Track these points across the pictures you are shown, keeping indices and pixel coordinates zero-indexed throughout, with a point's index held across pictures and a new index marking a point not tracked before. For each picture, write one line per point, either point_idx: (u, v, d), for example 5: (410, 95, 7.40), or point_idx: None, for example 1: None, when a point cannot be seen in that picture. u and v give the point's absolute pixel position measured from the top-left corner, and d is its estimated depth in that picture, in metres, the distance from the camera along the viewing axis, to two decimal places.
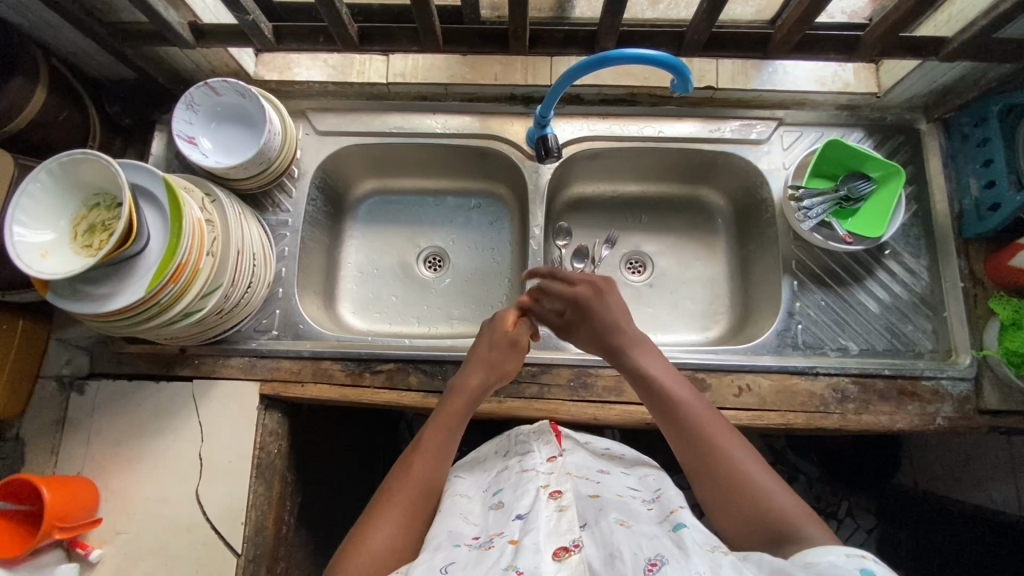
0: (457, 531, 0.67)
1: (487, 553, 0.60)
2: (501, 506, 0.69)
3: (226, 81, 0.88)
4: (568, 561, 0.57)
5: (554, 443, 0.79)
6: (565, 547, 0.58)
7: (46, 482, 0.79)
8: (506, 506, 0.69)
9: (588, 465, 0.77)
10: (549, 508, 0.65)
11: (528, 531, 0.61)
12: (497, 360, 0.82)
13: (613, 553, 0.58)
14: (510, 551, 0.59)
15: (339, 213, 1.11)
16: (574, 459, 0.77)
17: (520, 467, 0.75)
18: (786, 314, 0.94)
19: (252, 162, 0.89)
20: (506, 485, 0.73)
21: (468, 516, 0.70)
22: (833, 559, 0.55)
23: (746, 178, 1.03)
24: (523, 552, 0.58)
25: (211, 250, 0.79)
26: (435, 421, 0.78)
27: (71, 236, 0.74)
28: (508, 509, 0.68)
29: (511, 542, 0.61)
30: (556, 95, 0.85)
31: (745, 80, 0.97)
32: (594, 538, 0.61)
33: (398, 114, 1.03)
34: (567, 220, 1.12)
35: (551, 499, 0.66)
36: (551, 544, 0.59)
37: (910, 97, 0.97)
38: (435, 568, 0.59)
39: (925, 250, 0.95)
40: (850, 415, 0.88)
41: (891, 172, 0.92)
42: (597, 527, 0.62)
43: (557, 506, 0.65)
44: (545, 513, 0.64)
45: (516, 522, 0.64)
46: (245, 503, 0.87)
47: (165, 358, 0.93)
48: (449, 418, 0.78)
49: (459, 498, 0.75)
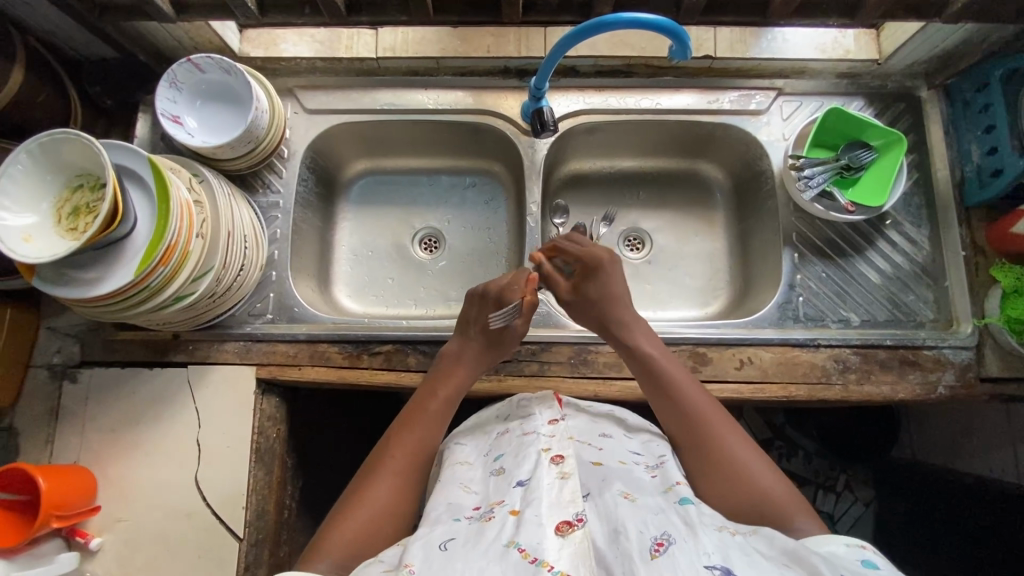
0: (458, 503, 0.67)
1: (488, 525, 0.60)
2: (502, 472, 0.69)
3: (210, 57, 0.85)
4: (571, 536, 0.57)
5: (556, 406, 0.78)
6: (568, 522, 0.58)
7: (41, 471, 0.77)
8: (506, 473, 0.68)
9: (588, 429, 0.77)
10: (551, 476, 0.64)
11: (530, 502, 0.61)
12: (493, 351, 0.83)
13: (618, 529, 0.58)
14: (511, 523, 0.59)
15: (332, 194, 1.09)
16: (573, 425, 0.77)
17: (520, 432, 0.73)
18: (787, 286, 0.93)
19: (240, 141, 0.87)
20: (507, 450, 0.72)
21: (468, 485, 0.70)
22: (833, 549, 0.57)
23: (745, 150, 1.01)
24: (526, 525, 0.58)
25: (200, 232, 0.77)
26: (432, 391, 0.79)
27: (54, 219, 0.72)
28: (509, 476, 0.67)
29: (512, 512, 0.61)
30: (550, 67, 0.83)
31: (743, 48, 0.95)
32: (597, 511, 0.61)
33: (389, 90, 1.00)
34: (565, 198, 1.11)
35: (553, 464, 0.65)
36: (553, 518, 0.58)
37: (911, 63, 0.95)
38: (434, 544, 0.59)
39: (926, 219, 0.94)
40: (852, 385, 0.88)
41: (892, 140, 0.91)
42: (600, 498, 0.63)
43: (559, 473, 0.64)
44: (547, 480, 0.63)
45: (517, 489, 0.64)
46: (245, 488, 0.87)
47: (158, 344, 0.92)
48: (446, 388, 0.79)
49: (459, 466, 0.74)
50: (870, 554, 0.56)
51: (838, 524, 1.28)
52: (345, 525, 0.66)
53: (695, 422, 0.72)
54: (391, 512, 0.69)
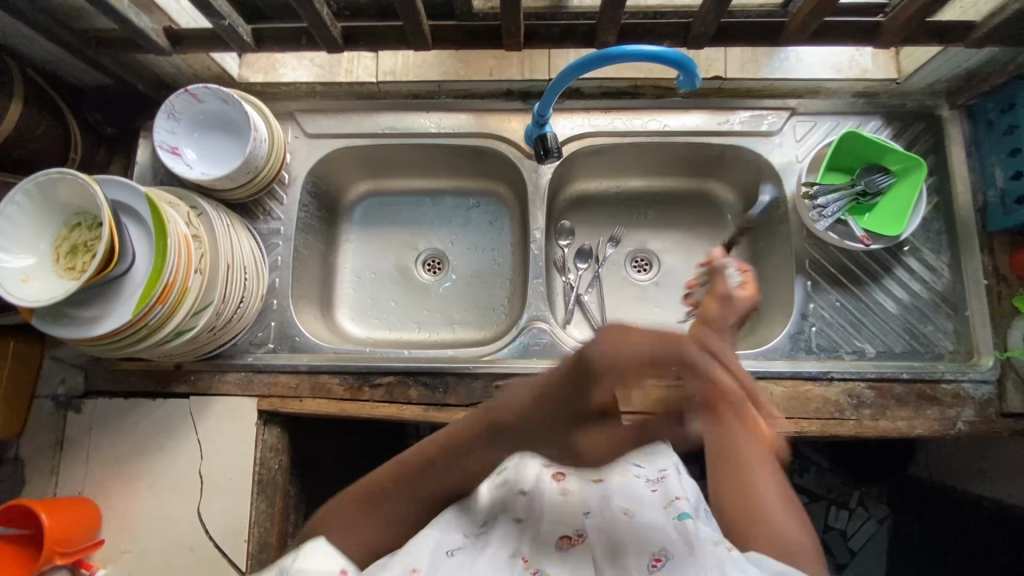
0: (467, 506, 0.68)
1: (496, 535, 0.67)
2: (511, 487, 0.72)
3: (207, 87, 0.84)
4: (575, 550, 0.65)
5: None
6: (570, 536, 0.67)
7: (44, 507, 0.78)
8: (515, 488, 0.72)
9: None
10: (554, 492, 0.72)
11: (534, 515, 0.69)
12: None
13: (614, 546, 0.65)
14: (521, 536, 0.67)
15: (334, 216, 1.07)
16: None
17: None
18: (799, 316, 0.90)
19: (238, 172, 0.85)
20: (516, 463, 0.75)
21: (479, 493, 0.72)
22: None
23: (757, 171, 0.98)
24: (533, 542, 0.66)
25: (199, 267, 0.77)
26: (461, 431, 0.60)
27: (52, 258, 0.71)
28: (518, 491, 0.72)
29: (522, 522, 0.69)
30: (554, 94, 0.81)
31: (755, 68, 0.92)
32: (599, 526, 0.68)
33: (390, 113, 0.98)
34: (571, 218, 1.08)
35: (556, 481, 0.73)
36: (556, 533, 0.67)
37: (932, 82, 0.91)
38: (442, 551, 0.63)
39: (946, 245, 0.91)
40: (867, 421, 0.85)
41: (911, 164, 0.87)
42: (602, 515, 0.69)
43: (562, 490, 0.72)
44: (550, 494, 0.72)
45: (524, 501, 0.71)
46: (248, 520, 0.87)
47: (161, 374, 0.91)
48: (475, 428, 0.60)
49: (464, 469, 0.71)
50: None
51: (850, 541, 1.20)
52: (341, 507, 0.62)
53: (727, 447, 0.63)
54: (386, 491, 0.61)
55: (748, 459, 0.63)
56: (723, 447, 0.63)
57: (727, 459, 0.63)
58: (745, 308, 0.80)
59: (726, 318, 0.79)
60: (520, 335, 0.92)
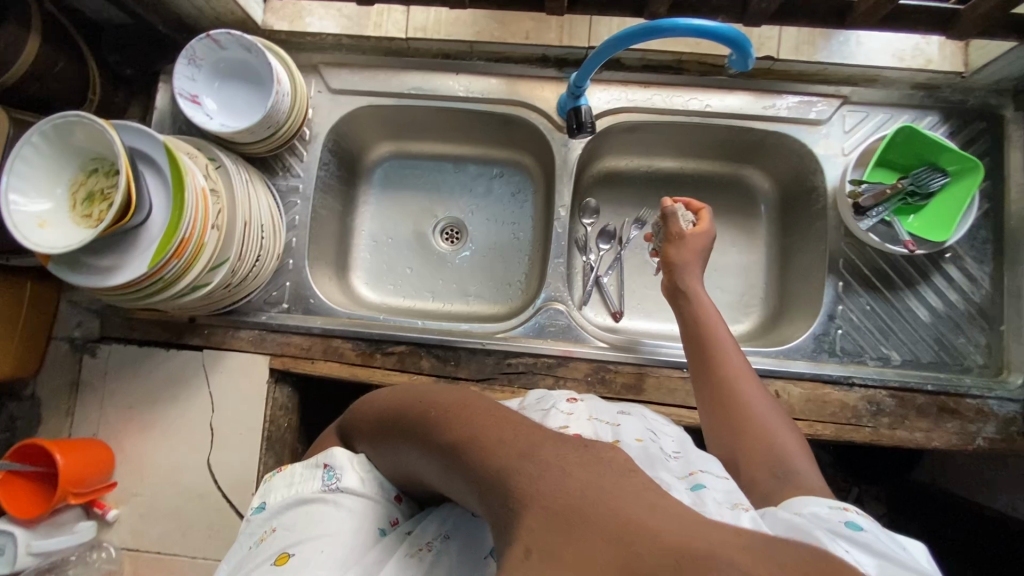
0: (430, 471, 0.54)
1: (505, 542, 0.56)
2: None
3: (230, 33, 0.80)
4: None
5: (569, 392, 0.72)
6: None
7: (59, 447, 0.79)
8: None
9: (607, 407, 0.68)
10: None
11: None
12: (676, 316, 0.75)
13: None
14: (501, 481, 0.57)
15: (354, 175, 1.04)
16: (591, 405, 0.68)
17: (538, 408, 0.67)
18: (826, 317, 0.87)
19: (259, 126, 0.82)
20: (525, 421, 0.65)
21: None
22: (816, 510, 0.49)
23: (798, 162, 0.93)
24: None
25: (216, 223, 0.75)
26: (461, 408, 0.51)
27: (69, 204, 0.70)
28: None
29: None
30: (594, 65, 0.76)
31: (810, 51, 0.86)
32: None
33: (417, 72, 0.94)
34: (596, 196, 1.04)
35: None
36: None
37: (999, 79, 0.85)
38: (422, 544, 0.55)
39: (991, 256, 0.86)
40: (883, 429, 0.83)
41: (968, 167, 0.82)
42: None
43: None
44: None
45: None
46: (255, 475, 0.88)
47: (175, 325, 0.91)
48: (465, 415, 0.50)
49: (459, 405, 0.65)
50: (855, 515, 0.47)
51: None
52: (365, 423, 0.63)
53: (724, 378, 0.66)
54: (395, 422, 0.57)
55: (742, 384, 0.65)
56: (709, 366, 0.68)
57: (719, 384, 0.65)
58: (699, 245, 0.79)
59: (682, 258, 0.78)
60: (536, 315, 0.91)
